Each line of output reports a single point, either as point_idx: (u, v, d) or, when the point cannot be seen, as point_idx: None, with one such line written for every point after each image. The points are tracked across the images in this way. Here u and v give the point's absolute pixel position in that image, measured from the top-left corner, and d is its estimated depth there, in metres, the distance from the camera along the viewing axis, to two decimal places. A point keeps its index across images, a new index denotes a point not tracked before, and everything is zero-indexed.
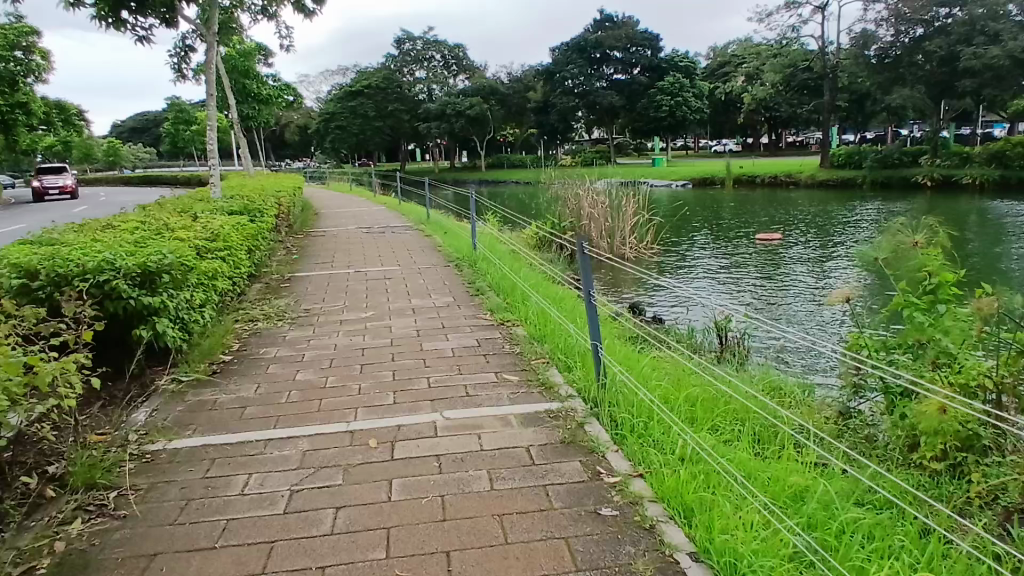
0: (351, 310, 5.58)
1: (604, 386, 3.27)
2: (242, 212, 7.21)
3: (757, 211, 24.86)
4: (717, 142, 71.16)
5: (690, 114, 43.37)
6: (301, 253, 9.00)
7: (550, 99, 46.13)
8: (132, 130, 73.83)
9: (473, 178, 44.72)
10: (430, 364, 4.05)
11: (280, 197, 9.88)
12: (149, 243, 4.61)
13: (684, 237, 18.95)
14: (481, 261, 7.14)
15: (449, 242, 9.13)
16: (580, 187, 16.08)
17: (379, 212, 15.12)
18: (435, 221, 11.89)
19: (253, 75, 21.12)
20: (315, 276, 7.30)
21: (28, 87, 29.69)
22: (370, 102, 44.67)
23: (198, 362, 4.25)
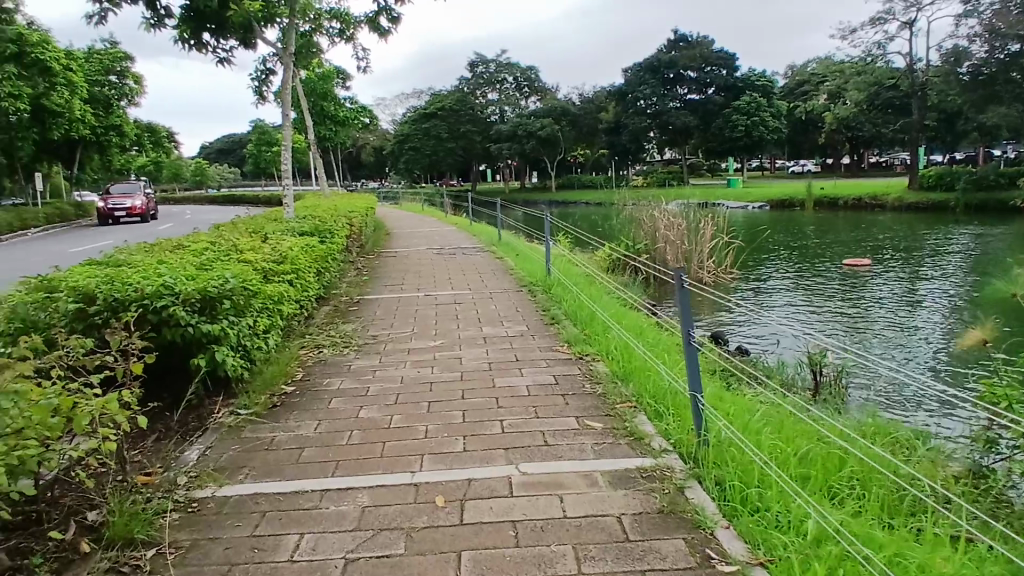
0: (420, 338, 5.28)
1: (706, 443, 2.83)
2: (313, 233, 7.07)
3: (842, 235, 23.65)
4: (795, 162, 68.94)
5: (768, 134, 42.11)
6: (371, 274, 8.84)
7: (622, 119, 45.67)
8: (218, 152, 77.21)
9: (543, 199, 44.61)
10: (504, 403, 3.68)
11: (352, 217, 9.78)
12: (213, 266, 4.43)
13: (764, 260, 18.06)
14: (556, 287, 6.75)
15: (522, 265, 8.78)
16: (656, 208, 15.46)
17: (450, 232, 14.98)
18: (506, 243, 11.60)
19: (331, 97, 21.56)
20: (384, 299, 7.06)
21: (123, 110, 31.33)
22: (443, 123, 45.26)
23: (259, 393, 4.00)
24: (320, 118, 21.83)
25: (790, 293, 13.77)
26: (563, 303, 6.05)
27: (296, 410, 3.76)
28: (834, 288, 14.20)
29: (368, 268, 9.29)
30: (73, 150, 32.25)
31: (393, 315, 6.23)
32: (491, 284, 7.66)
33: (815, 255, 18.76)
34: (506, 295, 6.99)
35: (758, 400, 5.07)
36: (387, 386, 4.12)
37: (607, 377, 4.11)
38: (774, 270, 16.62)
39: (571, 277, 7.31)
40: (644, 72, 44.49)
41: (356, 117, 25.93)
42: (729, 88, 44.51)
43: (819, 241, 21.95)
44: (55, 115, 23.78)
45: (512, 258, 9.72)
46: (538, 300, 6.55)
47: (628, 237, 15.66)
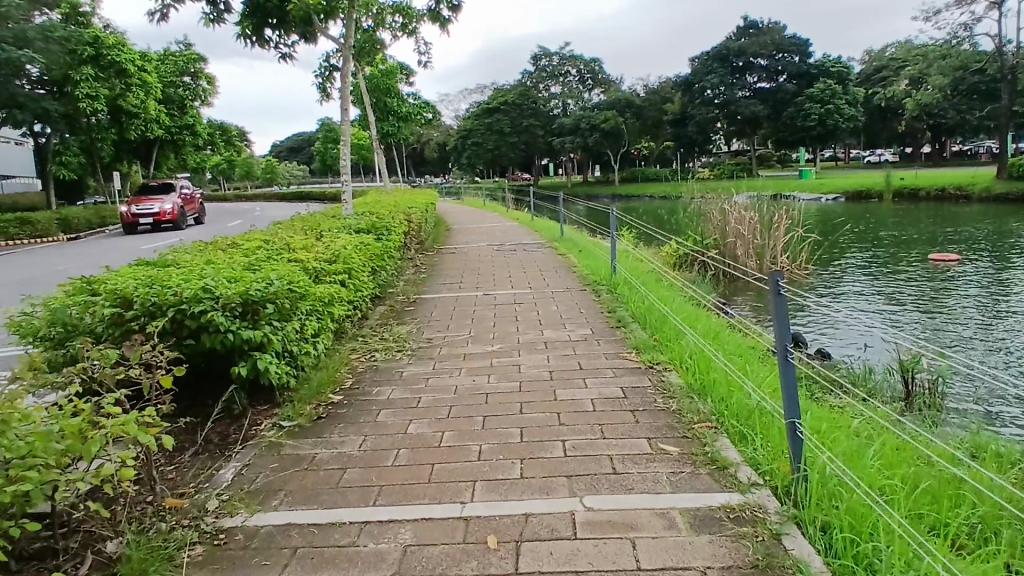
0: (478, 342, 4.95)
1: (805, 480, 2.40)
2: (370, 231, 6.86)
3: (925, 228, 22.29)
4: (871, 152, 65.94)
5: (843, 122, 40.29)
6: (429, 272, 8.61)
7: (688, 110, 44.53)
8: (288, 150, 79.21)
9: (606, 192, 43.93)
10: (567, 421, 3.31)
11: (410, 214, 9.57)
12: (260, 267, 4.21)
13: (841, 254, 17.11)
14: (623, 286, 6.33)
15: (586, 262, 8.38)
16: (725, 202, 14.73)
17: (511, 228, 14.67)
18: (569, 239, 11.21)
19: (393, 93, 21.57)
20: (441, 299, 6.79)
21: (195, 110, 32.28)
22: (506, 118, 45.06)
23: (305, 403, 3.75)
24: (382, 114, 21.88)
25: (871, 290, 12.94)
26: (631, 304, 5.64)
27: (340, 422, 3.49)
28: (920, 284, 13.28)
29: (426, 265, 9.07)
30: (149, 149, 33.43)
31: (451, 316, 5.95)
32: (553, 283, 7.29)
33: (897, 249, 17.69)
34: (570, 294, 6.62)
35: (847, 413, 4.58)
36: (439, 396, 3.81)
37: (681, 390, 3.70)
38: (852, 265, 15.70)
39: (639, 275, 6.87)
40: (712, 61, 43.23)
41: (419, 112, 25.95)
42: (801, 75, 42.86)
43: (900, 234, 20.72)
44: (132, 115, 24.62)
45: (576, 255, 9.33)
46: (603, 300, 6.16)
47: (696, 230, 15.04)
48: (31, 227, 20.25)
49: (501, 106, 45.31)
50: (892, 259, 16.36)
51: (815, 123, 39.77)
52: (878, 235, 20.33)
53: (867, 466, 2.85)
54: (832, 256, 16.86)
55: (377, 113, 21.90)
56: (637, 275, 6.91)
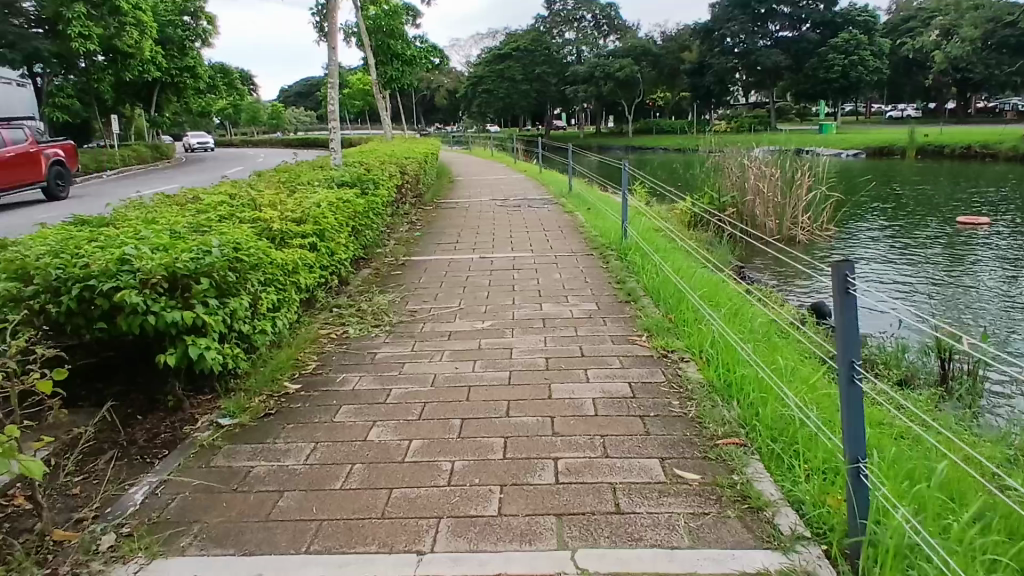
0: (468, 318, 4.34)
1: (871, 547, 1.81)
2: (357, 183, 6.21)
3: (949, 188, 21.39)
4: (893, 107, 64.00)
5: (867, 74, 38.75)
6: (424, 228, 7.97)
7: (707, 60, 43.02)
8: (296, 95, 77.87)
9: (619, 144, 42.82)
10: (564, 430, 2.70)
11: (406, 164, 8.89)
12: (208, 230, 3.59)
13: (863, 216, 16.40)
14: (634, 252, 5.67)
15: (594, 221, 7.69)
16: (744, 156, 13.97)
17: (517, 181, 13.95)
18: (575, 194, 10.53)
19: (398, 36, 20.55)
20: (434, 261, 6.16)
21: (195, 51, 31.34)
22: (518, 65, 43.72)
23: (255, 394, 3.17)
24: (386, 58, 20.91)
25: (896, 256, 12.29)
26: (643, 273, 5.02)
27: (291, 421, 2.90)
28: (948, 251, 12.60)
29: (423, 222, 8.42)
30: (150, 91, 32.53)
31: (441, 283, 5.32)
32: (558, 245, 6.64)
33: (922, 210, 16.94)
34: (577, 259, 5.97)
35: (884, 406, 4.01)
36: (413, 388, 3.20)
37: (700, 387, 3.11)
38: (877, 228, 14.99)
39: (652, 239, 6.20)
40: (733, 7, 41.54)
41: (425, 57, 24.91)
42: (825, 24, 41.17)
43: (925, 195, 19.88)
44: (127, 55, 23.75)
45: (584, 214, 8.64)
46: (612, 267, 5.52)
47: (711, 184, 14.30)
48: None
49: (513, 52, 43.87)
50: (918, 221, 15.64)
51: (838, 75, 38.29)
52: (903, 196, 19.45)
53: (944, 504, 2.24)
54: (855, 217, 16.13)
55: (381, 57, 20.93)
56: (652, 238, 6.24)
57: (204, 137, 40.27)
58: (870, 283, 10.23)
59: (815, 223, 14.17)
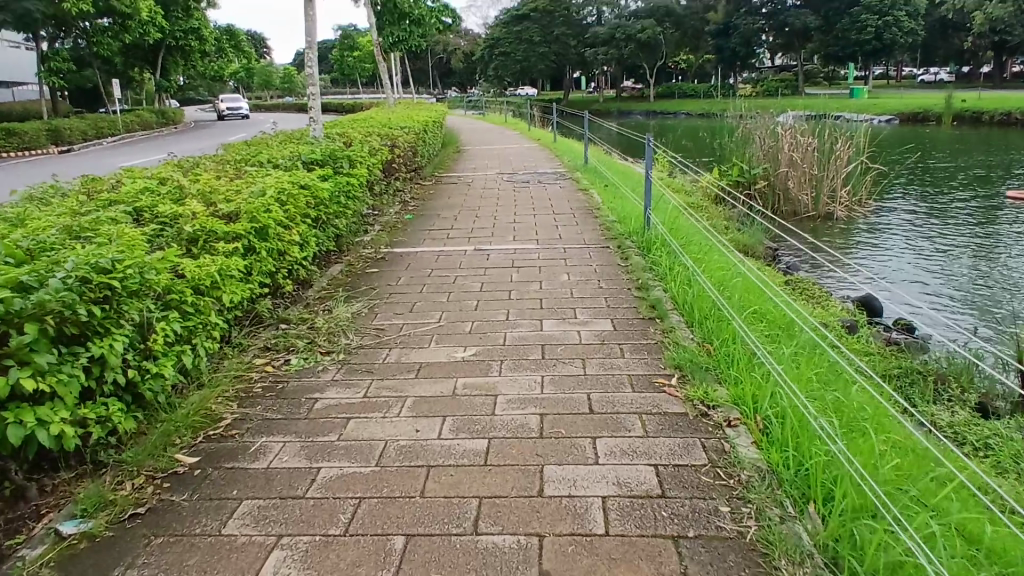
0: (451, 343, 3.37)
1: None
2: (326, 160, 5.21)
3: (994, 158, 20.00)
4: (925, 70, 61.30)
5: (901, 37, 36.77)
6: (418, 210, 7.04)
7: (732, 20, 41.14)
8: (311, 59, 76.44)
9: (639, 109, 41.30)
10: (556, 569, 1.77)
11: (400, 134, 7.91)
12: (83, 241, 2.68)
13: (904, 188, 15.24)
14: (658, 247, 4.69)
15: (611, 203, 6.63)
16: (777, 124, 12.81)
17: (529, 150, 12.87)
18: (592, 167, 9.45)
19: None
20: (420, 253, 5.21)
21: (200, 12, 30.26)
22: (535, 26, 42.08)
23: (130, 476, 2.27)
24: (392, 18, 19.69)
25: (947, 237, 11.24)
26: (673, 276, 4.04)
27: (162, 532, 2.01)
28: (1005, 230, 11.52)
29: (418, 202, 7.46)
30: (156, 54, 31.54)
31: (425, 286, 4.36)
32: (569, 235, 5.63)
33: (968, 181, 15.75)
34: (591, 255, 4.98)
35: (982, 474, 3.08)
36: (349, 470, 2.27)
37: (760, 481, 2.16)
38: (922, 202, 13.86)
39: (681, 231, 5.16)
40: None
41: (438, 18, 23.58)
42: None
43: (970, 165, 18.51)
44: (125, 15, 22.67)
45: (602, 191, 7.59)
46: (635, 267, 4.53)
47: (737, 150, 13.13)
48: (17, 138, 18.77)
49: (531, 13, 42.13)
50: (964, 194, 14.47)
51: (871, 37, 36.31)
52: (946, 166, 18.13)
53: None
54: (895, 189, 14.96)
55: (387, 16, 19.69)
56: (681, 230, 5.22)
57: (237, 99, 34.17)
58: (925, 270, 9.22)
59: (856, 196, 13.06)
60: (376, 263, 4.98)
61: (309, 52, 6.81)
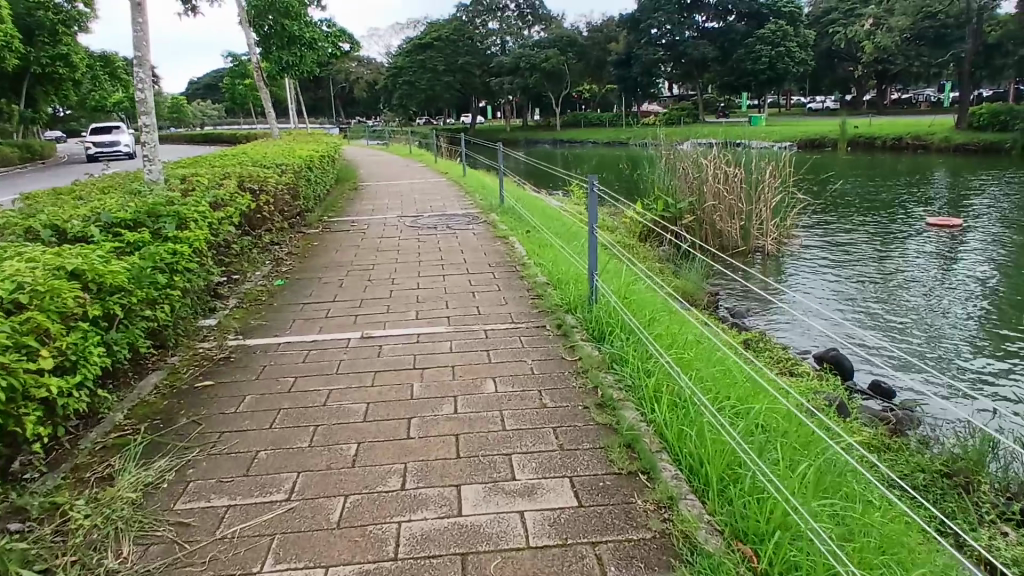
0: (303, 561, 1.92)
1: None
2: (141, 220, 3.69)
3: (895, 183, 20.16)
4: (813, 98, 64.30)
5: (794, 66, 37.86)
6: (297, 271, 5.55)
7: (634, 50, 41.42)
8: (205, 88, 72.72)
9: (546, 138, 40.92)
10: None
11: (275, 174, 6.42)
12: None
13: (825, 217, 14.82)
14: (619, 332, 3.41)
15: (542, 262, 5.28)
16: (701, 154, 11.97)
17: (435, 186, 11.58)
18: (510, 208, 8.12)
19: (296, 16, 17.66)
20: (286, 344, 3.73)
21: (70, 37, 27.56)
22: (439, 55, 41.01)
23: None
24: (281, 43, 18.02)
25: (881, 271, 10.66)
26: (653, 390, 2.75)
27: None
28: (939, 262, 11.09)
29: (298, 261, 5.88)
30: (18, 82, 28.45)
31: (283, 415, 2.85)
32: (489, 309, 4.24)
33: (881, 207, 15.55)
34: (521, 343, 3.62)
35: None
36: None
37: None
38: (845, 231, 13.41)
39: (639, 307, 3.89)
40: None
41: (334, 44, 22.06)
42: (752, 15, 40.15)
43: (877, 190, 18.52)
44: None
45: (527, 242, 6.23)
46: (586, 362, 3.22)
47: (658, 181, 12.20)
48: None
49: (434, 42, 41.17)
50: (882, 223, 14.19)
51: (765, 66, 37.20)
52: (856, 192, 18.07)
53: None
54: (816, 219, 14.52)
55: (276, 40, 18.00)
56: (640, 301, 3.97)
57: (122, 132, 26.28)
58: (878, 313, 8.45)
59: (785, 226, 12.39)
60: (217, 366, 3.45)
61: (138, 70, 5.17)
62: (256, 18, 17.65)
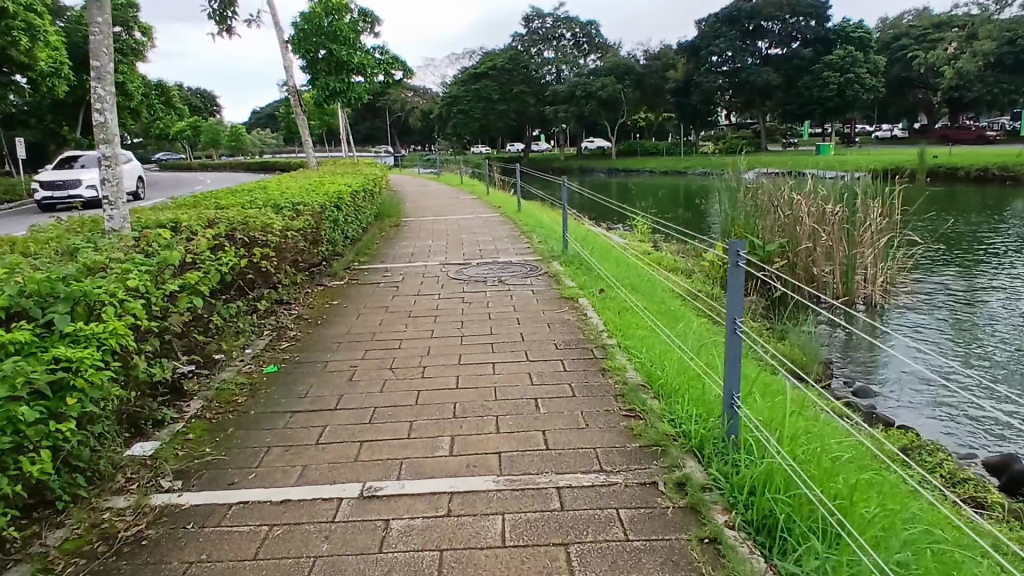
0: None
1: None
2: (21, 309, 2.37)
3: (992, 216, 18.00)
4: (879, 127, 61.30)
5: (864, 93, 35.58)
6: (300, 349, 4.18)
7: (693, 78, 39.81)
8: (266, 118, 74.00)
9: (601, 167, 39.64)
10: None
11: (284, 216, 5.13)
12: None
13: (938, 251, 12.72)
14: (810, 544, 1.90)
15: (631, 347, 3.80)
16: (794, 189, 10.26)
17: (484, 223, 10.29)
18: (575, 255, 6.67)
19: (346, 40, 16.74)
20: (240, 510, 2.33)
21: (127, 65, 27.52)
22: (494, 84, 40.20)
23: None
24: (328, 68, 16.99)
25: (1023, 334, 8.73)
26: None
27: None
28: None
29: (305, 330, 4.55)
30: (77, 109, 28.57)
31: None
32: (561, 438, 2.76)
33: (984, 238, 13.61)
34: (621, 527, 2.13)
35: None
36: None
37: None
38: (964, 272, 11.39)
39: (813, 460, 2.36)
40: (720, 23, 38.44)
41: (385, 72, 21.13)
42: (819, 41, 38.11)
43: (974, 222, 16.49)
44: (24, 66, 19.86)
45: (606, 311, 4.75)
46: None
47: (738, 218, 10.51)
48: None
49: (489, 71, 40.43)
50: (1007, 259, 12.04)
51: (834, 93, 35.01)
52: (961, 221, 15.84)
53: None
54: (926, 255, 12.46)
55: (322, 66, 16.99)
56: (809, 444, 2.47)
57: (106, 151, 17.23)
58: None
59: (891, 268, 10.52)
60: (111, 564, 2.08)
61: (96, 85, 3.98)
62: (302, 43, 16.65)
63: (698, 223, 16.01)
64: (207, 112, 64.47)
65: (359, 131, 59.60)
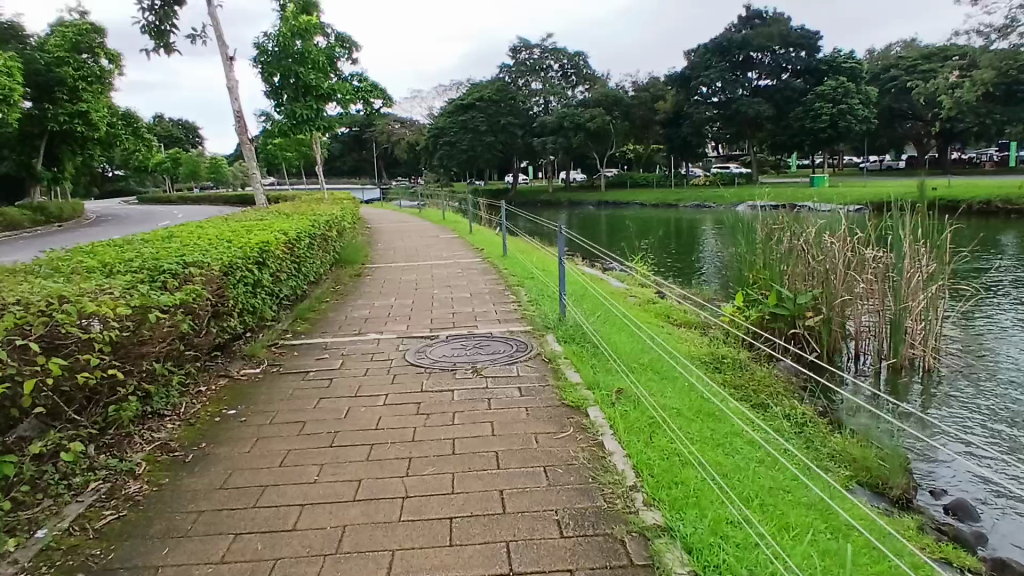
0: None
1: None
2: None
3: (997, 245, 16.59)
4: (871, 158, 60.29)
5: (857, 124, 34.32)
6: (130, 524, 2.52)
7: (683, 109, 38.66)
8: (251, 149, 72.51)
9: (591, 199, 38.33)
10: None
11: (151, 286, 3.54)
12: None
13: (986, 284, 11.04)
14: None
15: (701, 550, 2.16)
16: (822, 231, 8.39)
17: (462, 271, 8.69)
18: (578, 327, 5.05)
19: (315, 64, 15.20)
20: None
21: (93, 94, 25.93)
22: (481, 115, 38.99)
23: None
24: (294, 94, 15.40)
25: None
26: None
27: None
28: None
29: (159, 477, 2.91)
30: (39, 140, 26.94)
31: None
32: None
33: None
34: None
35: None
36: None
37: None
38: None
39: None
40: (710, 53, 37.46)
41: (364, 100, 19.66)
42: (809, 72, 37.07)
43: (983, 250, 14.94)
44: None
45: (632, 437, 3.10)
46: None
47: (756, 263, 8.75)
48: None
49: (476, 102, 39.27)
50: None
51: (826, 124, 33.74)
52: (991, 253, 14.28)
53: None
54: (975, 287, 10.78)
55: (288, 92, 15.40)
56: None
57: None
58: None
59: (947, 317, 8.84)
60: None
61: None
62: (266, 67, 15.14)
63: (702, 262, 14.45)
64: (190, 144, 63.05)
65: (345, 163, 58.20)
